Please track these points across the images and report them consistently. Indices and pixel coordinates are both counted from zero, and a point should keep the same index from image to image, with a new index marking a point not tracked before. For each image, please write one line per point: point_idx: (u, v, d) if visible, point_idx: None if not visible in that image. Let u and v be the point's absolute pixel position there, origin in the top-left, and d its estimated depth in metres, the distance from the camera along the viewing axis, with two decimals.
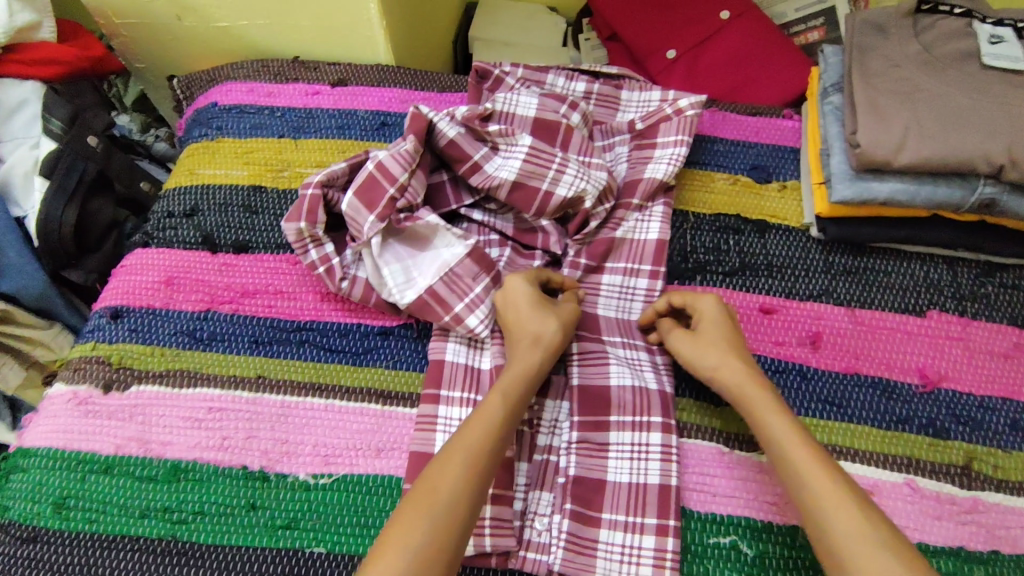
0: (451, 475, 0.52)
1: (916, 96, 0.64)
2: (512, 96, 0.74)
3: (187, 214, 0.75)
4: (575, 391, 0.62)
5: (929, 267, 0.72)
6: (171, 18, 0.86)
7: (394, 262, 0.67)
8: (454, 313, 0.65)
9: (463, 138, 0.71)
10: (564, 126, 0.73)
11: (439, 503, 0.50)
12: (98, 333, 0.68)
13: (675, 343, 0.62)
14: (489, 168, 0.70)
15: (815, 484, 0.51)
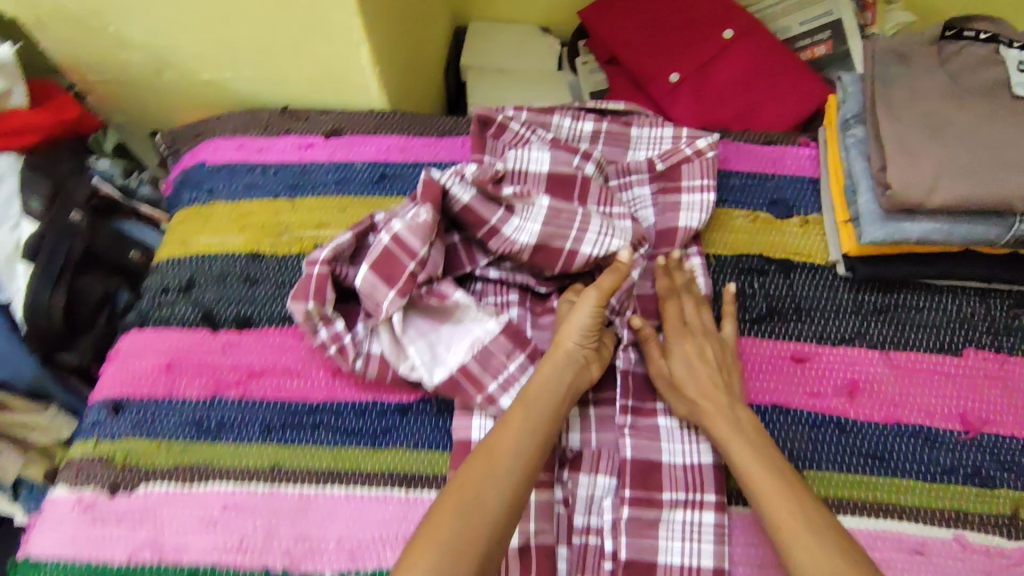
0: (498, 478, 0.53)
1: (946, 131, 0.61)
2: (522, 152, 0.71)
3: (182, 288, 0.71)
4: (626, 464, 0.60)
5: (962, 301, 0.69)
6: (150, 72, 0.82)
7: (419, 339, 0.64)
8: (486, 393, 0.62)
9: (476, 201, 0.67)
10: (580, 178, 0.69)
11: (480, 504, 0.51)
12: (98, 429, 0.65)
13: (675, 355, 0.64)
14: (507, 230, 0.66)
15: (776, 511, 0.53)
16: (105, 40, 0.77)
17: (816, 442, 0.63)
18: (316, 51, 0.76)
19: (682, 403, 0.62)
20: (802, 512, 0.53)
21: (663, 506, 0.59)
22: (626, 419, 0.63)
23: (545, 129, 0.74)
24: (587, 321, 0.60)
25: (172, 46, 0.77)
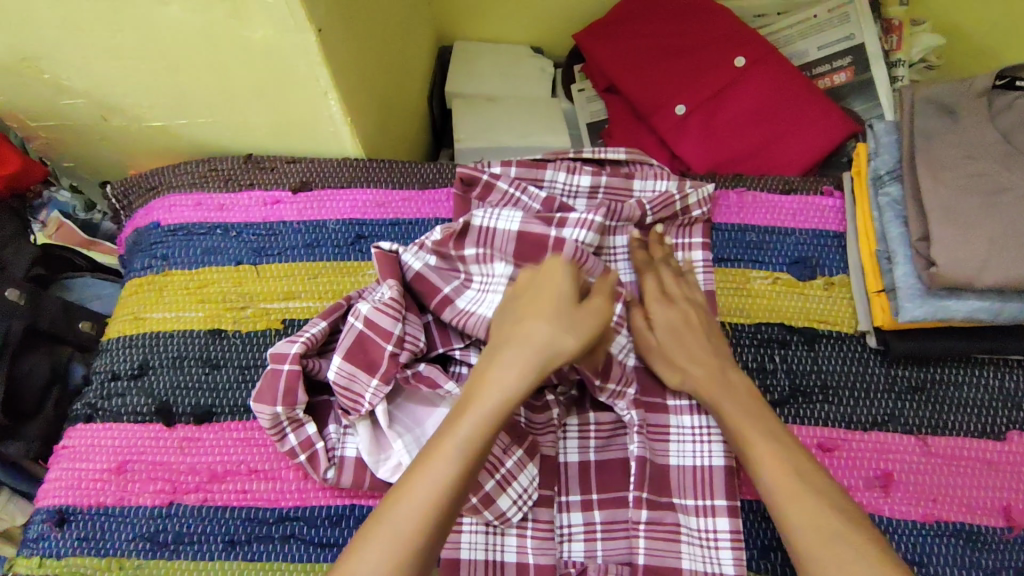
0: (473, 433, 0.47)
1: (996, 197, 0.54)
2: (491, 210, 0.60)
3: (135, 373, 0.64)
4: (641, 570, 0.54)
5: (1005, 374, 0.62)
6: (96, 119, 0.74)
7: (406, 431, 0.57)
8: (483, 494, 0.53)
9: (430, 269, 0.61)
10: (552, 241, 0.59)
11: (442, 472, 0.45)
12: (43, 545, 0.57)
13: (659, 323, 0.61)
14: (461, 303, 0.60)
15: (768, 468, 0.50)
16: (41, 86, 0.69)
17: None
18: (281, 99, 0.67)
19: (674, 373, 0.59)
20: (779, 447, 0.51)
21: None
22: (638, 514, 0.55)
23: (537, 185, 0.66)
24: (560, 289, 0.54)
25: (118, 92, 0.69)
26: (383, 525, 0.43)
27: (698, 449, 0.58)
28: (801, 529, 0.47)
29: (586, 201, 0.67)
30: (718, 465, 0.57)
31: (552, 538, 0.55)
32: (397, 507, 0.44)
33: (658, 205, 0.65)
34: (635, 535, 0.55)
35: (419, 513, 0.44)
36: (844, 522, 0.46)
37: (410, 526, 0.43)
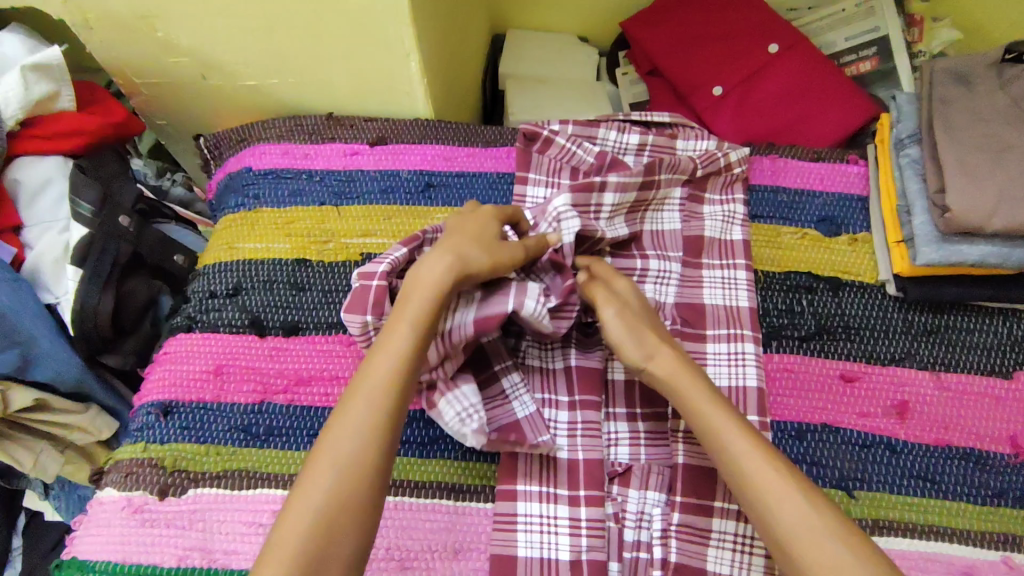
0: (376, 374, 0.50)
1: (1006, 155, 0.61)
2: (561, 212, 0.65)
3: (230, 293, 0.72)
4: (680, 469, 0.59)
5: (1013, 323, 0.68)
6: (196, 76, 0.82)
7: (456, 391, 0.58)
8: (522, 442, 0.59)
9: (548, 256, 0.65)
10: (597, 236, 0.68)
11: (369, 395, 0.50)
12: (148, 432, 0.65)
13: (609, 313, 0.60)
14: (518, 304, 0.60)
15: (754, 470, 0.49)
16: (153, 43, 0.78)
17: (867, 463, 0.63)
18: (368, 59, 0.76)
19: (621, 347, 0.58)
20: (765, 456, 0.50)
21: (713, 515, 0.58)
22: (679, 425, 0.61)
23: (591, 142, 0.74)
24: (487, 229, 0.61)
25: (220, 51, 0.77)
26: (325, 452, 0.47)
27: (733, 371, 0.65)
28: (799, 538, 0.46)
29: (634, 158, 0.74)
30: (751, 386, 0.64)
31: (601, 439, 0.61)
32: (336, 434, 0.48)
33: (704, 160, 0.72)
34: (674, 442, 0.60)
35: (357, 437, 0.48)
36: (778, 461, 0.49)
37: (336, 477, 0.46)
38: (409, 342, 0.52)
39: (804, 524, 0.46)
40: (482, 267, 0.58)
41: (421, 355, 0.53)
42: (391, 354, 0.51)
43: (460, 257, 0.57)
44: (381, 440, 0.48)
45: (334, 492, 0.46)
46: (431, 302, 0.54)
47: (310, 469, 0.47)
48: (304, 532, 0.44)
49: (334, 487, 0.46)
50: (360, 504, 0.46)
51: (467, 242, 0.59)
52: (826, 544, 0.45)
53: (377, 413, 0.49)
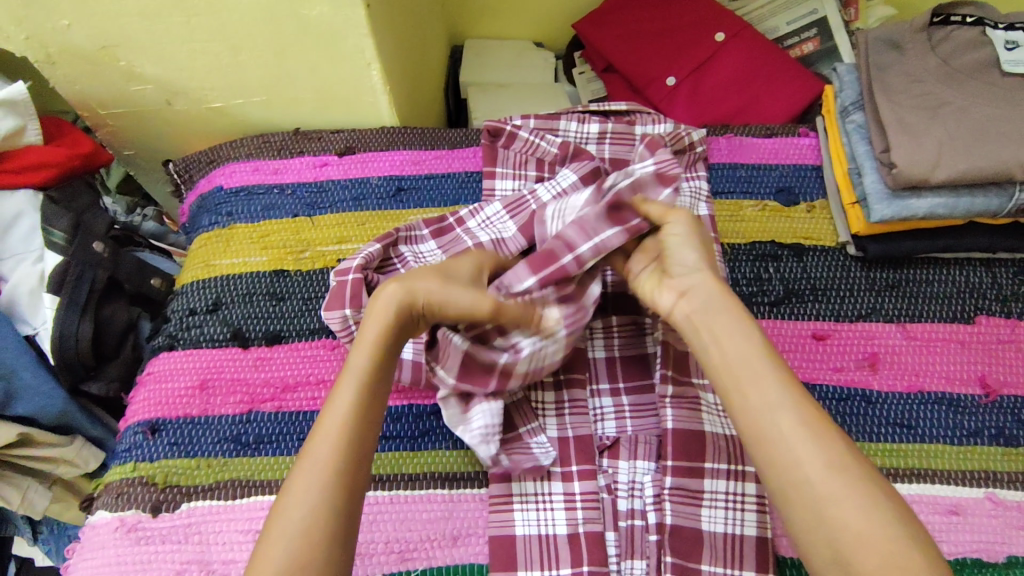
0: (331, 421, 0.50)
1: (942, 110, 0.65)
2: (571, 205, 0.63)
3: (210, 309, 0.72)
4: (669, 434, 0.60)
5: (968, 271, 0.72)
6: (161, 103, 0.83)
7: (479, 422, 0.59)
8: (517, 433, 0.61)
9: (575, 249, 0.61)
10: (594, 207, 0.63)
11: (320, 453, 0.49)
12: (137, 452, 0.65)
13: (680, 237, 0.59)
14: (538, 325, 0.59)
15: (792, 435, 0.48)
16: (115, 74, 0.79)
17: (845, 415, 0.65)
18: (330, 72, 0.78)
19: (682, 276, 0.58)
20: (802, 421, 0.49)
21: (704, 476, 0.59)
22: (666, 389, 0.61)
23: (553, 134, 0.76)
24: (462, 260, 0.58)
25: (183, 76, 0.79)
26: (281, 516, 0.47)
27: None
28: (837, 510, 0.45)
29: (596, 146, 0.77)
30: None
31: (588, 415, 0.63)
32: (290, 500, 0.47)
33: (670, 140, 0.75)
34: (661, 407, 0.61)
35: (314, 498, 0.47)
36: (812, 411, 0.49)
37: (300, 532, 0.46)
38: (357, 395, 0.51)
39: (834, 478, 0.46)
40: (439, 304, 0.55)
41: (372, 406, 0.52)
42: (338, 414, 0.50)
43: (414, 292, 0.54)
44: (335, 499, 0.47)
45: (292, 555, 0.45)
46: (379, 350, 0.53)
47: (272, 527, 0.46)
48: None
49: (291, 553, 0.45)
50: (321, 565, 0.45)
51: (434, 279, 0.55)
52: (868, 518, 0.45)
53: (332, 471, 0.48)
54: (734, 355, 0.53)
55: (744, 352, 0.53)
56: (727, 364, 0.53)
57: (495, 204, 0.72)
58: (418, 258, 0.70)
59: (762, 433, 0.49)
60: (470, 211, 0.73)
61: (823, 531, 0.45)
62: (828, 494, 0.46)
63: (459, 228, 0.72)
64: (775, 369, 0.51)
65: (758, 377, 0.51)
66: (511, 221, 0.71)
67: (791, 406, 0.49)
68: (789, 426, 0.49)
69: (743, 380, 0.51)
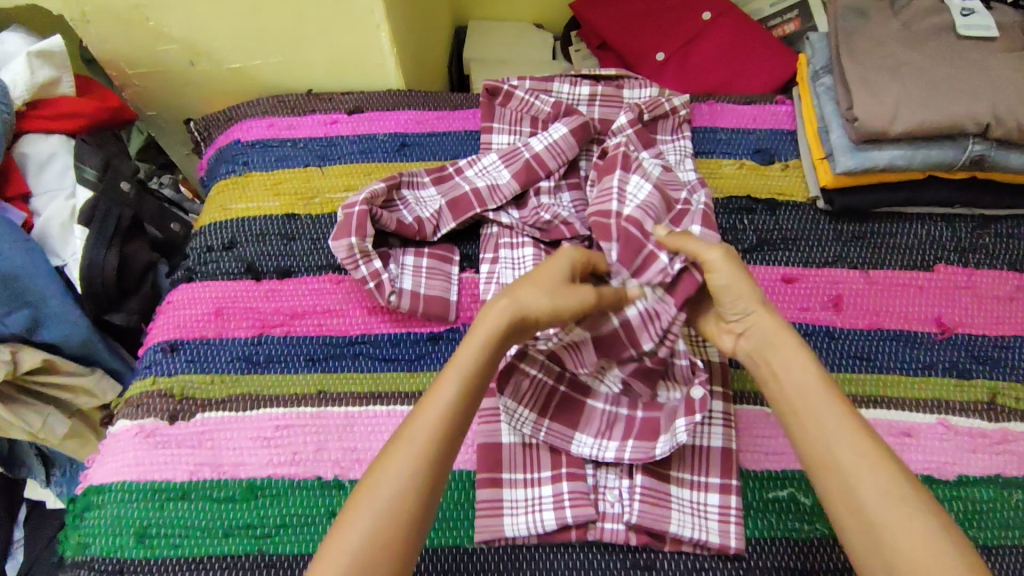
0: (415, 432, 0.49)
1: (902, 69, 0.71)
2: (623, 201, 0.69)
3: (226, 246, 0.78)
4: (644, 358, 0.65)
5: (931, 225, 0.77)
6: (184, 64, 0.90)
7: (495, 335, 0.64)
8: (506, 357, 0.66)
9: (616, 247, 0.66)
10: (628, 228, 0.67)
11: (404, 459, 0.48)
12: (156, 368, 0.70)
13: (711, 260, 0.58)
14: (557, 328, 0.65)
15: (850, 465, 0.48)
16: (144, 33, 0.84)
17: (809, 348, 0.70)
18: (344, 34, 0.85)
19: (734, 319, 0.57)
20: (862, 451, 0.48)
21: (675, 394, 0.64)
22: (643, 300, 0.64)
23: (547, 94, 0.82)
24: (559, 276, 0.56)
25: (207, 37, 0.85)
26: (364, 499, 0.47)
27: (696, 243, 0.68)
28: (896, 541, 0.45)
29: (586, 107, 0.83)
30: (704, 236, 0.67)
31: None
32: (364, 500, 0.47)
33: (650, 107, 0.80)
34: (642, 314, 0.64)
35: (399, 487, 0.47)
36: (875, 441, 0.48)
37: (372, 529, 0.45)
38: (456, 392, 0.51)
39: (897, 510, 0.45)
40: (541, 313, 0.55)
41: (461, 414, 0.51)
42: (432, 408, 0.50)
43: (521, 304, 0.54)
44: (411, 515, 0.47)
45: (362, 548, 0.45)
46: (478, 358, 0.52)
47: (357, 502, 0.47)
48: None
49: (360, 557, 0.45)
50: (389, 565, 0.45)
51: (534, 289, 0.55)
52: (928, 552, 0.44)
53: (414, 471, 0.48)
54: (795, 387, 0.52)
55: (810, 381, 0.52)
56: (790, 394, 0.52)
57: (491, 154, 0.78)
58: (419, 201, 0.76)
59: (820, 464, 0.49)
60: (469, 161, 0.78)
61: (881, 561, 0.45)
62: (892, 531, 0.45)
63: (458, 176, 0.77)
64: (840, 408, 0.50)
65: (821, 408, 0.51)
66: (505, 170, 0.77)
67: (852, 436, 0.49)
68: (851, 457, 0.48)
69: (800, 409, 0.51)
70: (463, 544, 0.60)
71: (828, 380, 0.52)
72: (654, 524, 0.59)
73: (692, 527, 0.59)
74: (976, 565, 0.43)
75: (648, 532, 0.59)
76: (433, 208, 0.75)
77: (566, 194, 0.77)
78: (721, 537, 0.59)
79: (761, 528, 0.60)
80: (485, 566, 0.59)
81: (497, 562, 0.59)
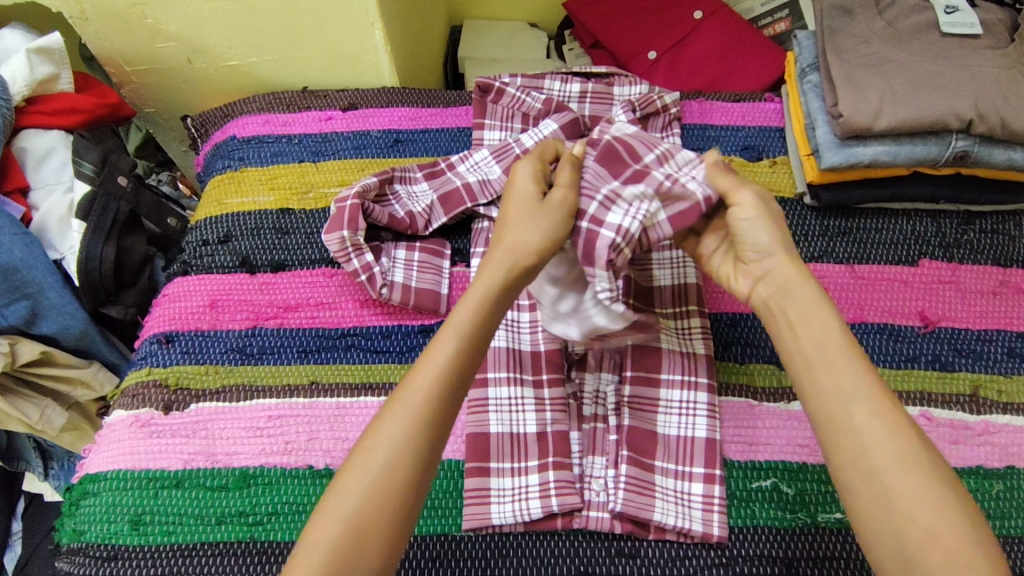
0: (413, 391, 0.50)
1: (887, 67, 0.72)
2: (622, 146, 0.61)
3: (221, 240, 0.79)
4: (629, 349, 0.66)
5: (916, 221, 0.78)
6: (181, 61, 0.91)
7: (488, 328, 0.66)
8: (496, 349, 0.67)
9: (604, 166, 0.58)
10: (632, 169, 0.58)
11: (402, 416, 0.50)
12: (151, 358, 0.71)
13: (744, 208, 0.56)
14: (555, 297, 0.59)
15: (863, 426, 0.48)
16: (142, 31, 0.85)
17: None
18: (339, 32, 0.86)
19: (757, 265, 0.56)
20: (878, 415, 0.48)
21: (661, 385, 0.65)
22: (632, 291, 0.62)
23: (539, 92, 0.83)
24: (529, 185, 0.58)
25: (204, 35, 0.86)
26: (357, 464, 0.48)
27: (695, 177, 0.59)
28: (903, 503, 0.46)
29: (577, 104, 0.84)
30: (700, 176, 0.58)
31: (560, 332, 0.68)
32: (365, 457, 0.49)
33: (641, 103, 0.81)
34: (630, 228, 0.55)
35: (392, 458, 0.48)
36: (888, 402, 0.49)
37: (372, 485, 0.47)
38: (449, 360, 0.52)
39: (908, 475, 0.46)
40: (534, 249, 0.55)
41: (461, 368, 0.52)
42: (426, 377, 0.51)
43: (513, 248, 0.55)
44: (411, 468, 0.49)
45: (358, 507, 0.47)
46: (476, 313, 0.53)
47: (358, 458, 0.49)
48: (331, 542, 0.46)
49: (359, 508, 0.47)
50: (391, 514, 0.47)
51: (523, 225, 0.56)
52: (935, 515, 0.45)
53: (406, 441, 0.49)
54: (814, 340, 0.52)
55: (829, 339, 0.52)
56: (807, 349, 0.52)
57: (482, 150, 0.79)
58: (410, 196, 0.77)
59: (832, 421, 0.49)
60: (460, 157, 0.79)
61: (887, 519, 0.46)
62: (900, 492, 0.46)
63: (450, 172, 0.79)
64: (857, 368, 0.50)
65: (838, 364, 0.51)
66: (496, 165, 0.78)
67: (863, 394, 0.49)
68: (866, 418, 0.48)
69: (816, 365, 0.51)
70: (451, 531, 0.61)
71: (848, 336, 0.52)
72: (638, 511, 0.60)
73: (676, 515, 0.60)
74: (979, 531, 0.44)
75: (632, 520, 0.61)
76: (425, 203, 0.77)
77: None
78: (704, 525, 0.60)
79: (744, 517, 0.61)
80: (472, 553, 0.60)
81: (484, 550, 0.60)
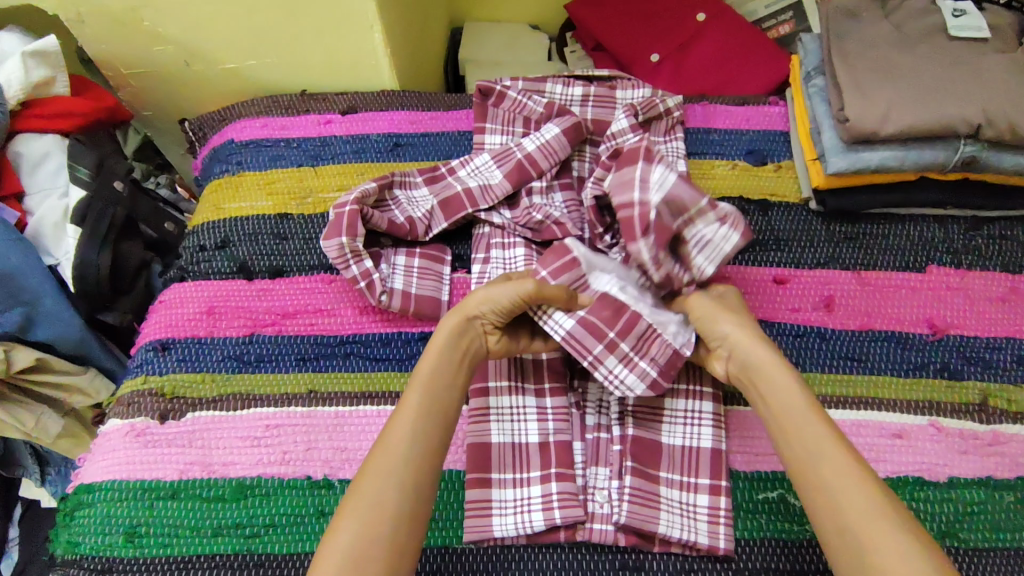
0: (397, 442, 0.51)
1: (894, 71, 0.71)
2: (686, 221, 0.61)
3: (218, 246, 0.78)
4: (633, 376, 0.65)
5: (923, 226, 0.77)
6: (179, 64, 0.90)
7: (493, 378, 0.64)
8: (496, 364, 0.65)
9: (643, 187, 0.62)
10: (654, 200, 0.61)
11: (390, 468, 0.50)
12: (147, 366, 0.70)
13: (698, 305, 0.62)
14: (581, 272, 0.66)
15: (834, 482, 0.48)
16: (139, 34, 0.84)
17: (801, 349, 0.70)
18: (338, 35, 0.85)
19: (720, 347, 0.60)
20: (844, 465, 0.49)
21: (665, 395, 0.64)
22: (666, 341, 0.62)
23: (540, 95, 0.82)
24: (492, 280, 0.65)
25: (202, 37, 0.85)
26: (358, 495, 0.48)
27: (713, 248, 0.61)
28: (881, 557, 0.44)
29: (579, 107, 0.82)
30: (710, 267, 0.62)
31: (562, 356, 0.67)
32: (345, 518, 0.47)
33: (644, 107, 0.79)
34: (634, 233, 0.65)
35: (387, 492, 0.49)
36: (851, 456, 0.49)
37: (354, 545, 0.46)
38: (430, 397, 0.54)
39: (880, 527, 0.45)
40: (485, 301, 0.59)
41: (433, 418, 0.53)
42: (407, 418, 0.52)
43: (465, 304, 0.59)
44: (392, 522, 0.48)
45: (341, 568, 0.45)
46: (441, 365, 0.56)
47: (341, 522, 0.47)
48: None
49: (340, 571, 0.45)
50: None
51: (483, 288, 0.60)
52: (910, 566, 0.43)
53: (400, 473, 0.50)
54: (784, 408, 0.53)
55: (795, 402, 0.53)
56: (776, 415, 0.54)
57: (483, 155, 0.78)
58: (411, 201, 0.76)
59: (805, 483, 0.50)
60: (461, 161, 0.78)
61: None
62: (873, 546, 0.45)
63: (450, 177, 0.77)
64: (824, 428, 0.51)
65: (805, 426, 0.52)
66: (498, 170, 0.76)
67: (827, 452, 0.50)
68: (833, 476, 0.48)
69: (787, 430, 0.53)
70: (451, 544, 0.60)
71: (815, 407, 0.53)
72: (643, 524, 0.59)
73: (681, 528, 0.59)
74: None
75: (637, 533, 0.59)
76: (425, 208, 0.75)
77: (558, 194, 0.77)
78: (710, 537, 0.59)
79: (750, 529, 0.60)
80: (473, 567, 0.59)
81: (486, 563, 0.59)
